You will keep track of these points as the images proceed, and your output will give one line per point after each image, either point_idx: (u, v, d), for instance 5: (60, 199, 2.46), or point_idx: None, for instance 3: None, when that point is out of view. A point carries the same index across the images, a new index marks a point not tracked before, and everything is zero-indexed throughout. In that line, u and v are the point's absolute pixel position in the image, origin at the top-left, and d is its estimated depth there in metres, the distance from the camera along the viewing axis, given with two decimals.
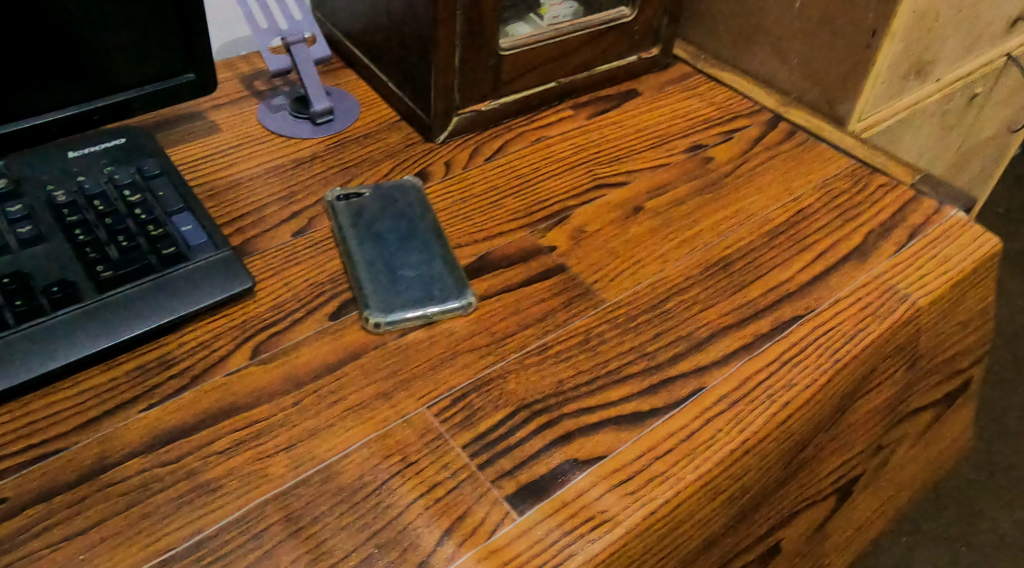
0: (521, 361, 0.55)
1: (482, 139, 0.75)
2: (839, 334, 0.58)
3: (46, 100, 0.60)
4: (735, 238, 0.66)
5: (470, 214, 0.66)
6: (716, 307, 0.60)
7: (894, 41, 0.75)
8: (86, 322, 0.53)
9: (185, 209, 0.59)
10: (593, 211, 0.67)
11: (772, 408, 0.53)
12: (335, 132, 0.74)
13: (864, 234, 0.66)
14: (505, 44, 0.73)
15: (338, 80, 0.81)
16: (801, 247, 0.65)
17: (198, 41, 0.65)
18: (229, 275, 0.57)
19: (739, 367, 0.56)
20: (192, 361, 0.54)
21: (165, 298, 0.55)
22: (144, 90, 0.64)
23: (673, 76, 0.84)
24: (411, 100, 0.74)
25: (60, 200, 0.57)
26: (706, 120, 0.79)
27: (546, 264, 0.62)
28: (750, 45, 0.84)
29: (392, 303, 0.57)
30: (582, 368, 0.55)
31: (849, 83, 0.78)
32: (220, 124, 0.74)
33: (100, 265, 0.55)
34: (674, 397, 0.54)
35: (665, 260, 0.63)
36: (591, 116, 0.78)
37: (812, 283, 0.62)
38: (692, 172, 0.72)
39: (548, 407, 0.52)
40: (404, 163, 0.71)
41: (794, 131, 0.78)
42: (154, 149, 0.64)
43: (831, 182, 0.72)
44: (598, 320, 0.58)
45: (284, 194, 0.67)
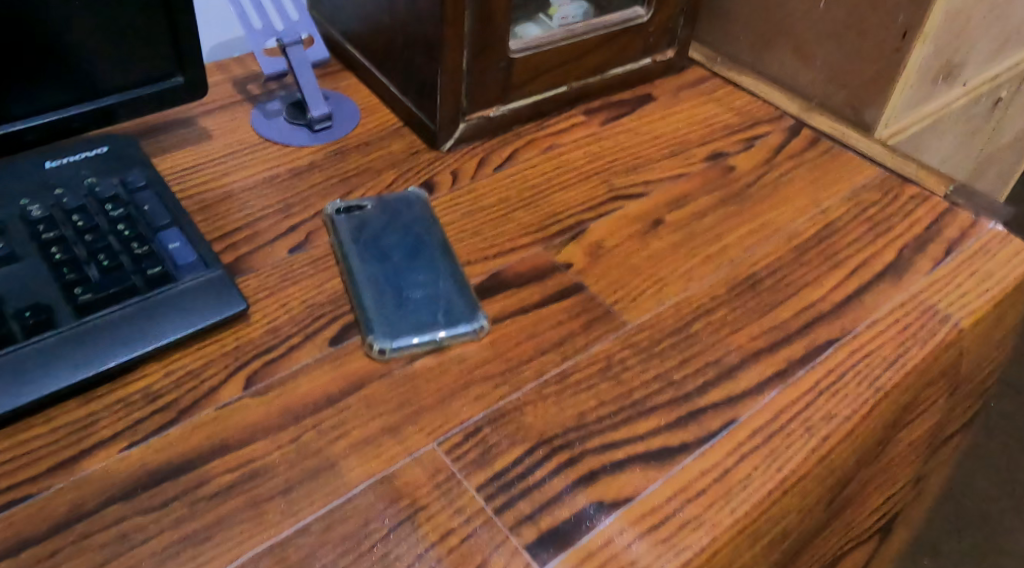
0: (539, 392, 0.51)
1: (491, 147, 0.70)
2: (878, 359, 0.54)
3: (23, 105, 0.56)
4: (763, 254, 0.62)
5: (480, 229, 0.62)
6: (746, 330, 0.56)
7: (926, 43, 0.71)
8: (63, 350, 0.48)
9: (173, 225, 0.55)
10: (611, 225, 0.63)
11: (811, 443, 0.49)
12: (334, 139, 0.70)
13: (898, 248, 0.62)
14: (515, 46, 0.68)
15: (337, 83, 0.76)
16: (833, 263, 0.61)
17: (188, 42, 0.60)
18: (220, 297, 0.53)
19: (773, 396, 0.51)
20: (179, 393, 0.49)
21: (151, 323, 0.51)
22: (130, 95, 0.60)
23: (689, 80, 0.80)
24: (415, 106, 0.70)
25: (36, 215, 0.53)
26: (726, 126, 0.75)
27: (563, 283, 0.58)
28: (770, 47, 0.80)
29: (397, 327, 0.53)
30: (605, 399, 0.51)
31: (876, 87, 0.74)
32: (212, 130, 0.69)
33: (79, 287, 0.50)
34: (705, 430, 0.49)
35: (689, 279, 0.59)
36: (604, 122, 0.74)
37: (847, 303, 0.58)
38: (713, 183, 0.68)
39: (569, 443, 0.48)
40: (408, 173, 0.67)
41: (818, 138, 0.74)
42: (139, 158, 0.59)
43: (861, 193, 0.68)
44: (620, 345, 0.54)
45: (280, 206, 0.63)
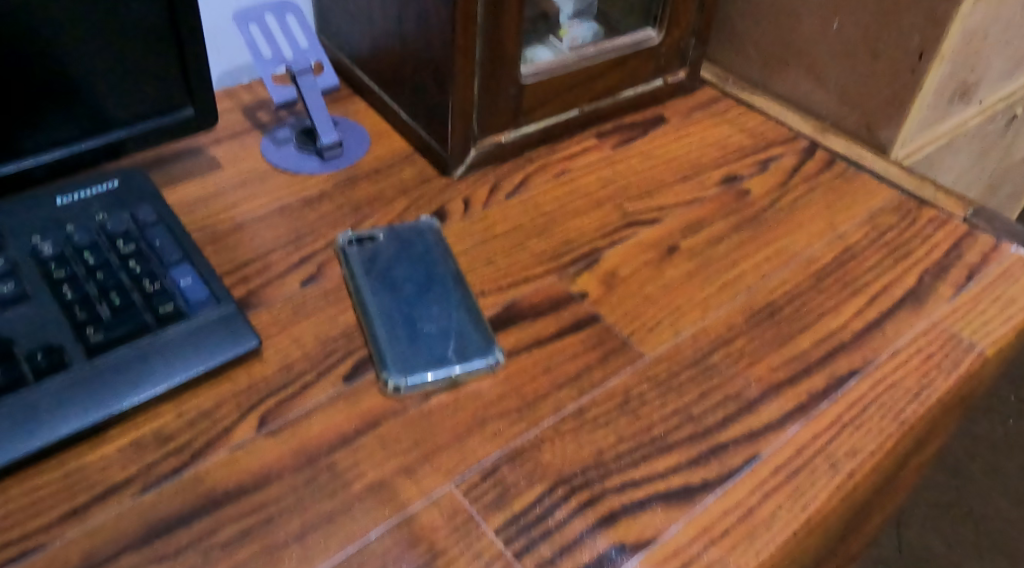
0: (557, 429, 0.50)
1: (503, 173, 0.70)
2: (902, 391, 0.53)
3: (34, 140, 0.56)
4: (781, 281, 0.61)
5: (493, 258, 0.61)
6: (765, 361, 0.55)
7: (942, 64, 0.70)
8: (74, 392, 0.48)
9: (184, 260, 0.54)
10: (626, 253, 0.62)
11: (836, 480, 0.48)
12: (345, 166, 0.69)
13: (918, 274, 0.61)
14: (526, 71, 0.68)
15: (346, 109, 0.76)
16: (852, 290, 0.60)
17: (198, 73, 0.60)
18: (232, 333, 0.52)
19: (796, 430, 0.50)
20: (192, 434, 0.49)
21: (162, 362, 0.50)
22: (139, 128, 0.60)
23: (700, 101, 0.80)
24: (426, 132, 0.69)
25: (47, 253, 0.52)
26: (740, 149, 0.74)
27: (578, 314, 0.57)
28: (783, 67, 0.79)
29: (412, 363, 0.52)
30: (624, 435, 0.50)
31: (892, 108, 0.73)
32: (222, 160, 0.69)
33: (90, 327, 0.50)
34: (727, 467, 0.49)
35: (707, 308, 0.58)
36: (616, 145, 0.74)
37: (867, 332, 0.57)
38: (728, 208, 0.67)
39: (589, 482, 0.47)
40: (419, 201, 0.66)
41: (833, 159, 0.73)
42: (149, 191, 0.59)
43: (879, 216, 0.67)
44: (638, 378, 0.53)
45: (290, 238, 0.62)
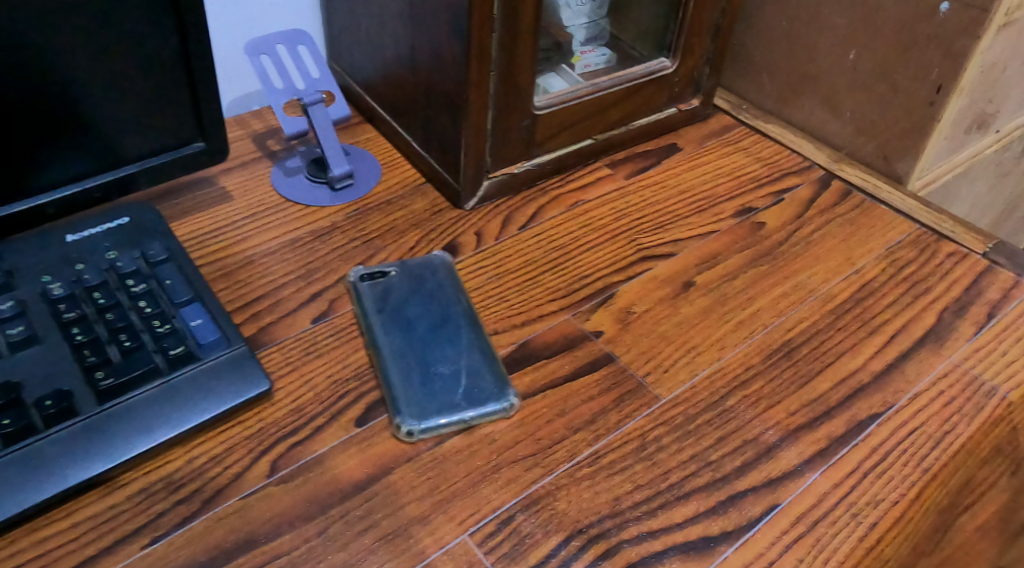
0: (573, 475, 0.49)
1: (515, 205, 0.69)
2: (923, 437, 0.52)
3: (45, 178, 0.55)
4: (797, 319, 0.60)
5: (506, 294, 0.60)
6: (784, 403, 0.54)
7: (961, 96, 0.69)
8: (83, 440, 0.48)
9: (195, 300, 0.54)
10: (640, 288, 0.62)
11: (856, 532, 0.48)
12: (356, 197, 0.69)
13: (937, 312, 0.61)
14: (540, 102, 0.67)
15: (357, 137, 0.75)
16: (871, 328, 0.59)
17: (208, 108, 0.59)
18: (243, 376, 0.52)
19: (815, 478, 0.50)
20: (202, 481, 0.49)
21: (172, 407, 0.50)
22: (149, 162, 0.59)
23: (713, 128, 0.79)
24: (438, 163, 0.69)
25: (57, 293, 0.52)
26: (754, 179, 0.73)
27: (593, 353, 0.57)
28: (798, 94, 0.78)
29: (425, 406, 0.52)
30: (641, 481, 0.49)
31: (909, 139, 0.72)
32: (232, 191, 0.68)
33: (100, 371, 0.50)
34: (746, 516, 0.48)
35: (722, 347, 0.57)
36: (630, 175, 0.73)
37: (886, 373, 0.56)
38: (744, 241, 0.66)
39: (605, 532, 0.47)
40: (431, 234, 0.65)
41: (848, 190, 0.72)
42: (160, 228, 0.59)
43: (896, 251, 0.66)
44: (654, 421, 0.52)
45: (301, 272, 0.62)
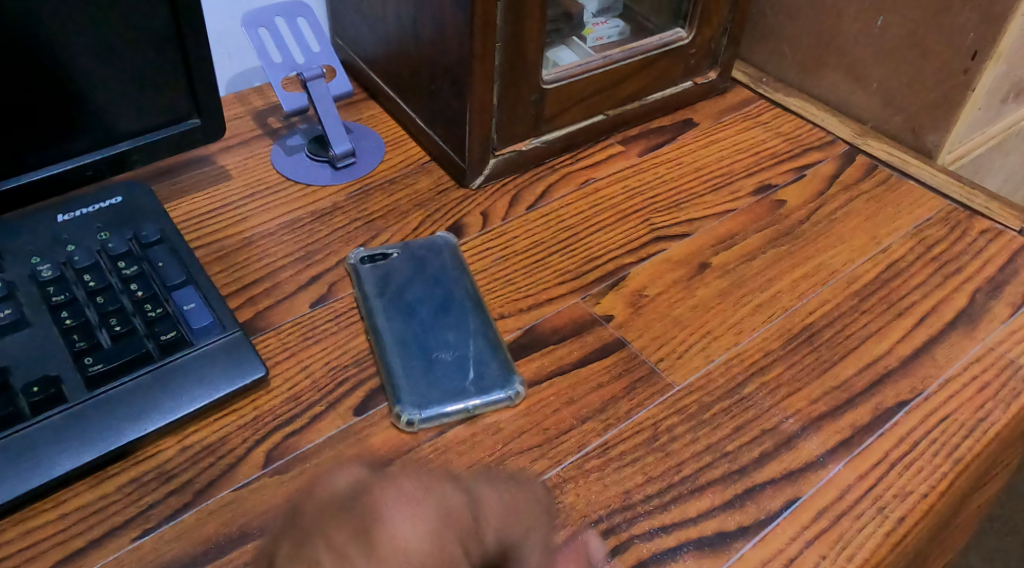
0: (581, 467, 0.47)
1: (523, 183, 0.66)
2: (955, 425, 0.50)
3: (34, 157, 0.53)
4: (819, 301, 0.57)
5: (513, 277, 0.58)
6: (805, 391, 0.51)
7: (998, 65, 0.65)
8: (72, 428, 0.46)
9: (188, 283, 0.52)
10: (653, 269, 0.59)
11: (883, 527, 0.45)
12: (358, 176, 0.66)
13: (969, 293, 0.57)
14: (548, 76, 0.64)
15: (360, 114, 0.72)
16: (898, 311, 0.56)
17: (203, 83, 0.57)
18: (237, 362, 0.50)
19: (838, 469, 0.47)
20: (195, 472, 0.47)
21: (164, 395, 0.48)
22: (142, 140, 0.57)
23: (731, 102, 0.76)
24: (443, 140, 0.66)
25: (46, 275, 0.50)
26: (773, 154, 0.70)
27: (603, 338, 0.54)
28: (822, 65, 0.75)
29: (427, 395, 0.49)
30: (653, 474, 0.47)
31: (939, 111, 0.68)
32: (231, 170, 0.66)
33: (89, 356, 0.48)
34: (764, 510, 0.46)
35: (740, 332, 0.54)
36: (643, 152, 0.70)
37: (915, 358, 0.53)
38: (763, 219, 0.63)
39: (615, 527, 0.45)
40: (435, 214, 0.63)
41: (873, 167, 0.69)
42: (154, 207, 0.56)
43: (924, 229, 0.63)
44: (667, 410, 0.50)
45: (300, 254, 0.59)
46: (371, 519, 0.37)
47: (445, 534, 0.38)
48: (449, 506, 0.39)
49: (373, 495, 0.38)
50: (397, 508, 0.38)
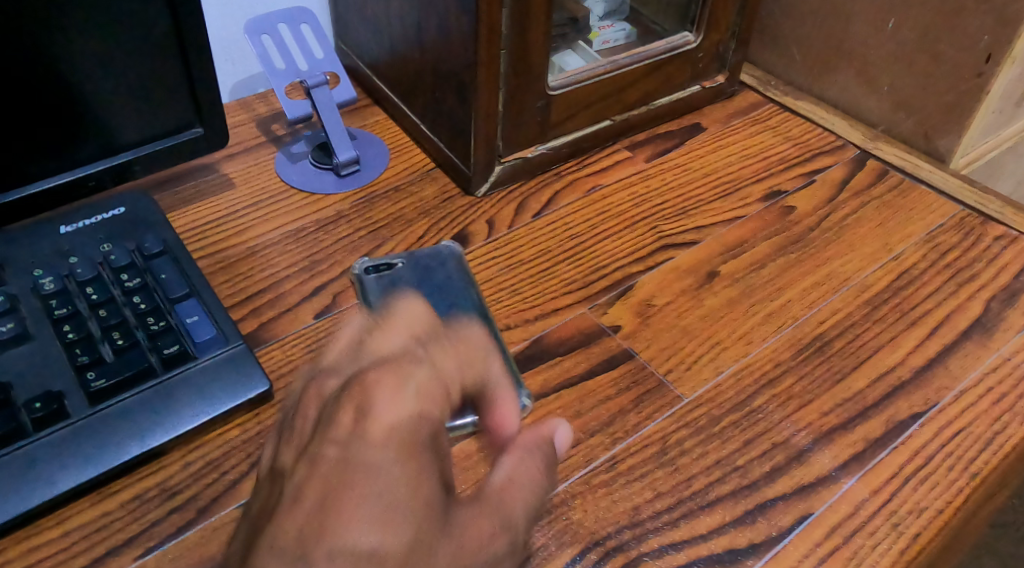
0: (589, 483, 0.46)
1: (529, 191, 0.65)
2: (970, 438, 0.49)
3: (36, 168, 0.52)
4: (830, 310, 0.56)
5: (519, 286, 0.57)
6: (816, 403, 0.50)
7: (1012, 68, 0.64)
8: (74, 444, 0.46)
9: (191, 296, 0.51)
10: (661, 278, 0.58)
11: (897, 544, 0.44)
12: (363, 184, 0.65)
13: (984, 301, 0.56)
14: (554, 82, 0.63)
15: (365, 120, 0.72)
16: (911, 320, 0.55)
17: (207, 92, 0.56)
18: (241, 376, 0.49)
19: (851, 485, 0.47)
20: (198, 488, 0.47)
21: (166, 410, 0.48)
22: (145, 150, 0.56)
23: (740, 106, 0.75)
24: (448, 148, 0.65)
25: (48, 289, 0.50)
26: (782, 159, 0.69)
27: (611, 349, 0.53)
28: (831, 68, 0.74)
29: None
30: (662, 489, 0.46)
31: (951, 115, 0.67)
32: (235, 178, 0.65)
33: (91, 371, 0.47)
34: (776, 527, 0.45)
35: (750, 342, 0.54)
36: (650, 158, 0.69)
37: (928, 369, 0.52)
38: (773, 226, 0.62)
39: (624, 544, 0.44)
40: (440, 222, 0.62)
41: (884, 171, 0.68)
42: (157, 218, 0.56)
43: (937, 235, 0.62)
44: (676, 423, 0.49)
45: (304, 264, 0.59)
46: (357, 407, 0.35)
47: (429, 411, 0.36)
48: (421, 383, 0.37)
49: (357, 396, 0.36)
50: (377, 393, 0.36)
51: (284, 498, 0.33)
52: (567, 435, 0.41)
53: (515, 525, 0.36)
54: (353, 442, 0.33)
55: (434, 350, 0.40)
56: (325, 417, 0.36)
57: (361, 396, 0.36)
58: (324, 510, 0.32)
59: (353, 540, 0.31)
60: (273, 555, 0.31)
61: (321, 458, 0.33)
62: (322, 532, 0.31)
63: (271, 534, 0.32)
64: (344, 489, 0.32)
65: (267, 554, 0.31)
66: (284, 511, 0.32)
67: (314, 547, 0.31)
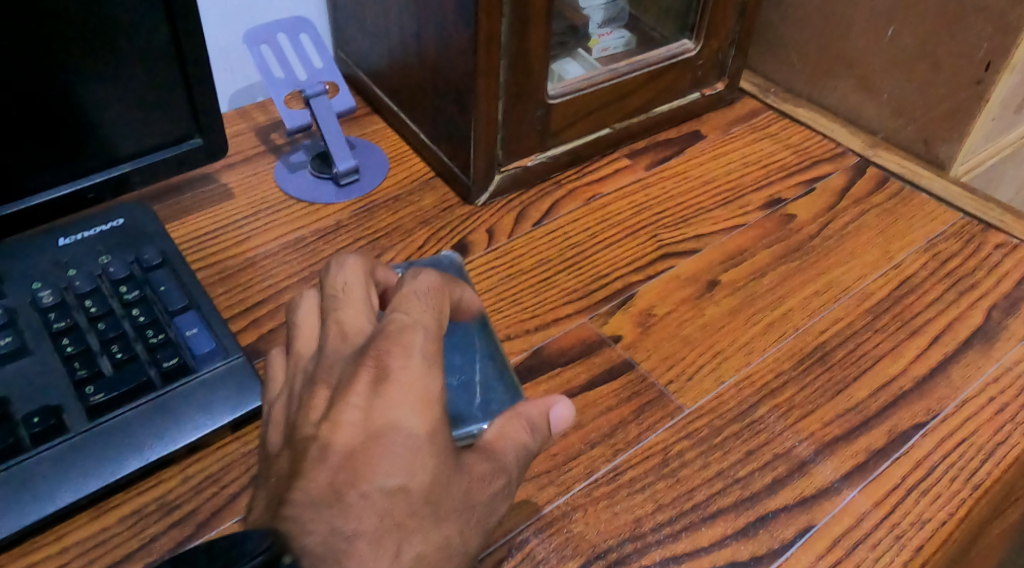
0: (590, 495, 0.46)
1: (529, 200, 0.65)
2: (972, 449, 0.49)
3: (35, 180, 0.52)
4: (831, 319, 0.56)
5: (520, 296, 0.57)
6: (818, 413, 0.50)
7: (1012, 75, 0.64)
8: (74, 459, 0.45)
9: (190, 308, 0.51)
10: (662, 287, 0.58)
11: (900, 557, 0.44)
12: (362, 193, 0.65)
13: (985, 310, 0.56)
14: (554, 91, 0.63)
15: (364, 129, 0.72)
16: (912, 329, 0.55)
17: (206, 103, 0.56)
18: (240, 388, 0.49)
19: (853, 496, 0.46)
20: (198, 502, 0.47)
21: (166, 424, 0.47)
22: (144, 161, 0.56)
23: (739, 113, 0.75)
24: (447, 157, 0.65)
25: (47, 302, 0.50)
26: (782, 167, 0.69)
27: (612, 360, 0.53)
28: (831, 75, 0.74)
29: None
30: (664, 501, 0.46)
31: (952, 122, 0.67)
32: (234, 188, 0.65)
33: (91, 385, 0.47)
34: (778, 539, 0.45)
35: (750, 352, 0.54)
36: (650, 166, 0.69)
37: (930, 378, 0.52)
38: (773, 234, 0.62)
39: (625, 557, 0.44)
40: (440, 232, 0.62)
41: (885, 179, 0.68)
42: (156, 230, 0.56)
43: (937, 243, 0.61)
44: (677, 435, 0.49)
45: (304, 274, 0.59)
46: (369, 374, 0.37)
47: (436, 373, 0.38)
48: (425, 347, 0.38)
49: (368, 363, 0.38)
50: (385, 359, 0.37)
51: (310, 455, 0.37)
52: (567, 414, 0.41)
53: (508, 466, 0.40)
54: (372, 408, 0.37)
55: (418, 308, 0.40)
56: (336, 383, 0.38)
57: (371, 364, 0.38)
58: (354, 468, 0.36)
59: (382, 484, 0.36)
60: (308, 501, 0.36)
61: (342, 420, 0.37)
62: (352, 481, 0.36)
63: (303, 485, 0.36)
64: (367, 447, 0.36)
65: (303, 501, 0.36)
66: (312, 468, 0.36)
67: (348, 494, 0.36)
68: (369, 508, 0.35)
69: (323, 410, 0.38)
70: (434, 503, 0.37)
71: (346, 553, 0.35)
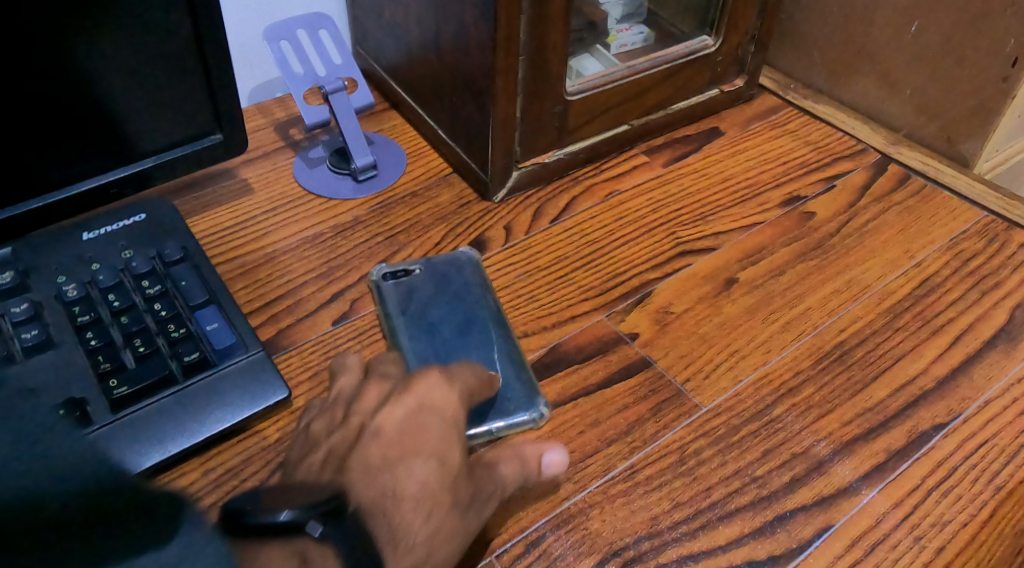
0: (607, 492, 0.46)
1: (547, 196, 0.65)
2: (994, 451, 0.48)
3: (59, 174, 0.53)
4: (851, 318, 0.55)
5: (538, 292, 0.57)
6: (836, 413, 0.50)
7: None
8: None
9: (210, 302, 0.52)
10: (680, 285, 0.58)
11: (919, 559, 0.44)
12: (380, 189, 0.65)
13: (1008, 310, 0.56)
14: (572, 88, 0.63)
15: (381, 125, 0.72)
16: (933, 329, 0.55)
17: (226, 99, 0.57)
18: (260, 383, 0.50)
19: (872, 497, 0.46)
20: (218, 495, 0.47)
21: (188, 416, 0.48)
22: (163, 157, 0.56)
23: (758, 110, 0.74)
24: (465, 153, 0.65)
25: (71, 296, 0.50)
26: (802, 164, 0.68)
27: (629, 357, 0.53)
28: (852, 71, 0.73)
29: None
30: (681, 499, 0.46)
31: (975, 119, 0.66)
32: (253, 183, 0.66)
33: (114, 378, 0.48)
34: (796, 539, 0.44)
35: (768, 351, 0.53)
36: (668, 163, 0.69)
37: (952, 379, 0.52)
38: (792, 232, 0.62)
39: (641, 555, 0.44)
40: (457, 228, 0.62)
41: (906, 176, 0.67)
42: (177, 224, 0.56)
43: (959, 241, 0.61)
44: (694, 433, 0.49)
45: (322, 269, 0.59)
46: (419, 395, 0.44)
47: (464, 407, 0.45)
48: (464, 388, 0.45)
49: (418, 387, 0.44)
50: (434, 389, 0.44)
51: (364, 433, 0.42)
52: (560, 461, 0.45)
53: (498, 481, 0.43)
54: (418, 414, 0.43)
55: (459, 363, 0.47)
56: (388, 388, 0.45)
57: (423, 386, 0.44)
58: (401, 452, 0.41)
59: (420, 468, 0.41)
60: (363, 464, 0.41)
61: (394, 416, 0.43)
62: (400, 458, 0.41)
63: (360, 452, 0.41)
64: (414, 433, 0.42)
65: (358, 464, 0.41)
66: (366, 441, 0.42)
67: (395, 466, 0.41)
68: (413, 478, 0.40)
69: (375, 403, 0.44)
70: (454, 492, 0.41)
71: (391, 509, 0.39)
